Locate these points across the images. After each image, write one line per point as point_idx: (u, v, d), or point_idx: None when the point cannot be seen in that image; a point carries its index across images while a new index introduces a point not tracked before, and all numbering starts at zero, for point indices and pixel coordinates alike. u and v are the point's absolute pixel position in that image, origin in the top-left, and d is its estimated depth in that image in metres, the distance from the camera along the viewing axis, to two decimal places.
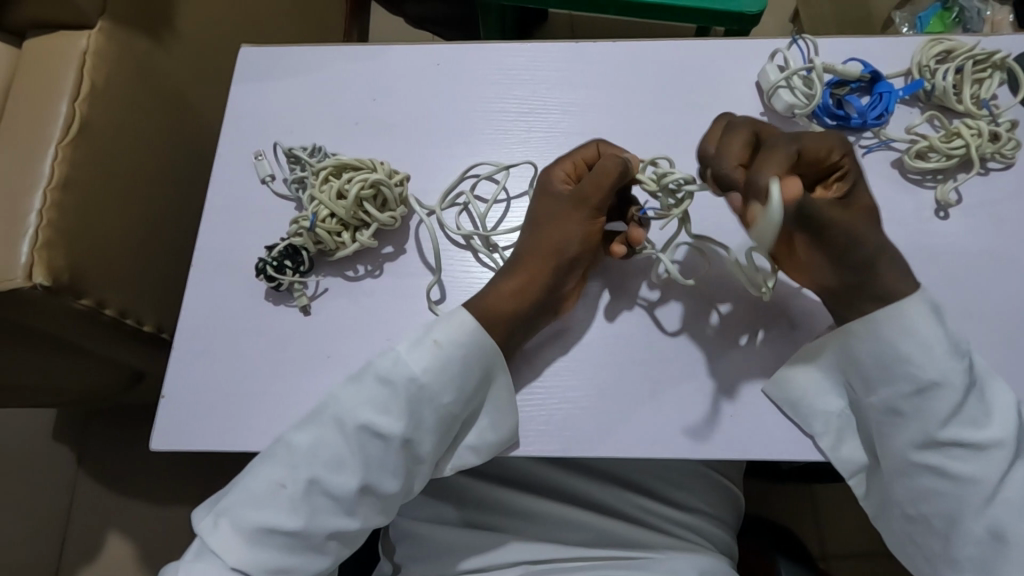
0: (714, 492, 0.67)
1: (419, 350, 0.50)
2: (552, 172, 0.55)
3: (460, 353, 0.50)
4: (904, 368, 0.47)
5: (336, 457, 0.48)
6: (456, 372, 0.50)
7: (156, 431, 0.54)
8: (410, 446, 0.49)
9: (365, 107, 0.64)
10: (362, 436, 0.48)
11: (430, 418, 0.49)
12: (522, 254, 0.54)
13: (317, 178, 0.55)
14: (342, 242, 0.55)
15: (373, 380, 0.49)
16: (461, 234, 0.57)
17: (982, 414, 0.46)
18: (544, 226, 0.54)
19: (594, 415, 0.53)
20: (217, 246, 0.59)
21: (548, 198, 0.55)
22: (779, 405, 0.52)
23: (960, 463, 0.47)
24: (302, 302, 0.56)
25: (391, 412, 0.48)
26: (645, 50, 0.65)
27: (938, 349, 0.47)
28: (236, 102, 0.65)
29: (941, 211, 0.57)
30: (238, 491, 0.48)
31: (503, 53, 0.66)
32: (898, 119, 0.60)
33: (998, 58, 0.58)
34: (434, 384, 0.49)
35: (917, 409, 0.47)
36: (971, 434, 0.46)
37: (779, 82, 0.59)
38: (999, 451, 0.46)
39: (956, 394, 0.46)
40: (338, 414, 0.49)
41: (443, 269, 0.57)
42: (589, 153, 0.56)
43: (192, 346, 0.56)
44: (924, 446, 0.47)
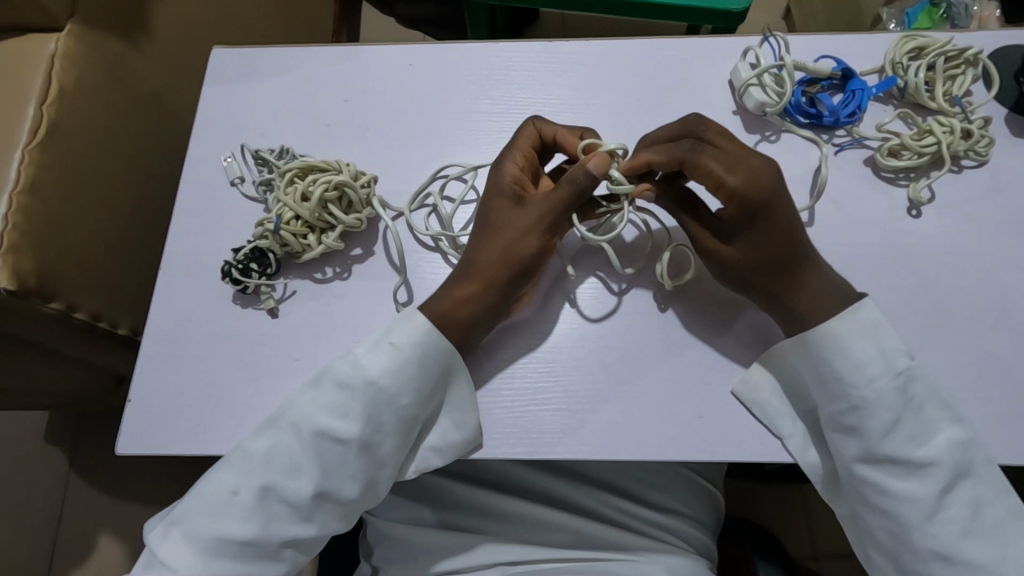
0: (693, 492, 0.66)
1: (376, 353, 0.50)
2: (505, 168, 0.54)
3: (418, 357, 0.50)
4: (839, 385, 0.48)
5: (292, 462, 0.48)
6: (415, 375, 0.50)
7: (122, 436, 0.53)
8: (369, 451, 0.49)
9: (337, 108, 0.64)
10: (319, 442, 0.48)
11: (388, 422, 0.49)
12: (473, 257, 0.53)
13: (282, 180, 0.55)
14: (308, 245, 0.54)
15: (330, 385, 0.49)
16: (430, 235, 0.57)
17: (919, 433, 0.46)
18: (494, 229, 0.53)
19: (561, 416, 0.52)
20: (186, 248, 0.59)
21: (502, 195, 0.53)
22: (747, 405, 0.51)
23: (899, 479, 0.47)
24: (269, 305, 0.55)
25: (348, 416, 0.48)
26: (618, 48, 0.65)
27: (871, 367, 0.47)
28: (207, 103, 0.65)
29: (913, 210, 0.56)
30: (193, 499, 0.48)
31: (476, 52, 0.66)
32: (871, 116, 0.59)
33: (971, 54, 0.58)
34: (392, 387, 0.49)
35: (856, 424, 0.47)
36: (908, 451, 0.46)
37: (750, 80, 0.59)
38: (935, 471, 0.46)
39: (889, 411, 0.46)
40: (295, 420, 0.49)
41: (411, 271, 0.57)
42: (532, 141, 0.55)
43: (159, 349, 0.56)
44: (864, 460, 0.47)
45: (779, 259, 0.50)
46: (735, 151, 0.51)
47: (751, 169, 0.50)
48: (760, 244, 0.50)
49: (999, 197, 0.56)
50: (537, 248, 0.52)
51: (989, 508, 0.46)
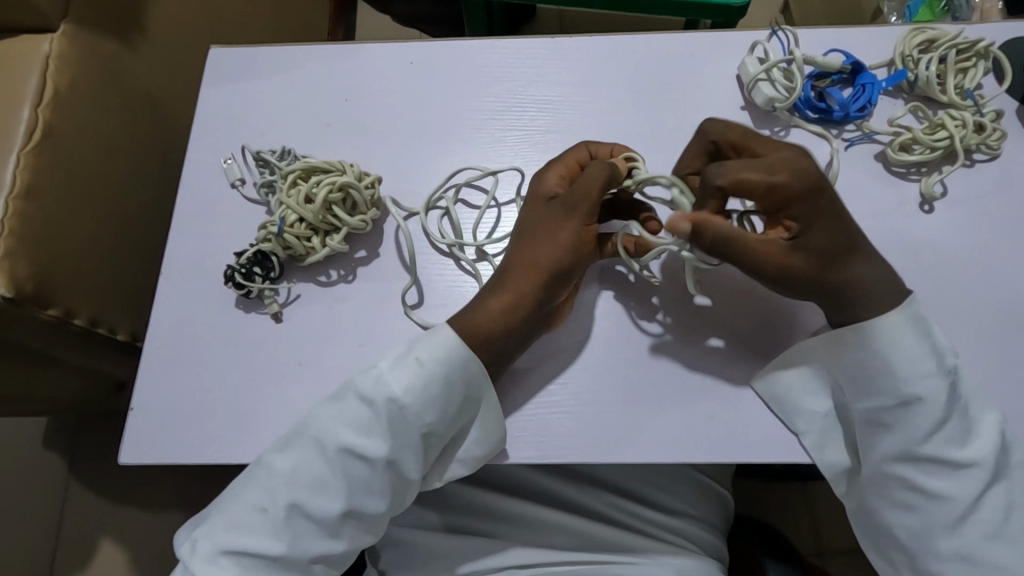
0: (701, 494, 0.66)
1: (402, 370, 0.49)
2: (544, 180, 0.54)
3: (445, 375, 0.49)
4: (889, 380, 0.47)
5: (318, 479, 0.47)
6: (440, 393, 0.49)
7: (124, 446, 0.52)
8: (395, 467, 0.48)
9: (338, 108, 0.63)
10: (344, 458, 0.47)
11: (413, 439, 0.48)
12: (507, 266, 0.52)
13: (285, 182, 0.54)
14: (312, 248, 0.53)
15: (354, 399, 0.48)
16: (445, 242, 0.56)
17: (962, 434, 0.46)
18: (529, 239, 0.52)
19: (572, 420, 0.52)
20: (186, 252, 0.58)
21: (540, 204, 0.53)
22: (766, 401, 0.51)
23: (934, 478, 0.46)
24: (272, 309, 0.54)
25: (372, 433, 0.48)
26: (623, 44, 0.64)
27: (923, 364, 0.47)
28: (205, 104, 0.64)
29: (925, 205, 0.56)
30: (219, 515, 0.47)
31: (479, 49, 0.65)
32: (881, 111, 0.58)
33: (982, 47, 0.57)
34: (417, 406, 0.48)
35: (900, 420, 0.47)
36: (950, 451, 0.46)
37: (759, 75, 0.58)
38: (975, 471, 0.45)
39: (937, 409, 0.46)
40: (317, 435, 0.48)
41: (421, 271, 0.56)
42: (580, 155, 0.54)
43: (161, 356, 0.55)
44: (900, 457, 0.47)
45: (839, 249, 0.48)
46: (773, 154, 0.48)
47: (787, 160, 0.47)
48: (820, 235, 0.48)
49: (1011, 192, 0.56)
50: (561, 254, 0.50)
51: (1023, 513, 0.45)
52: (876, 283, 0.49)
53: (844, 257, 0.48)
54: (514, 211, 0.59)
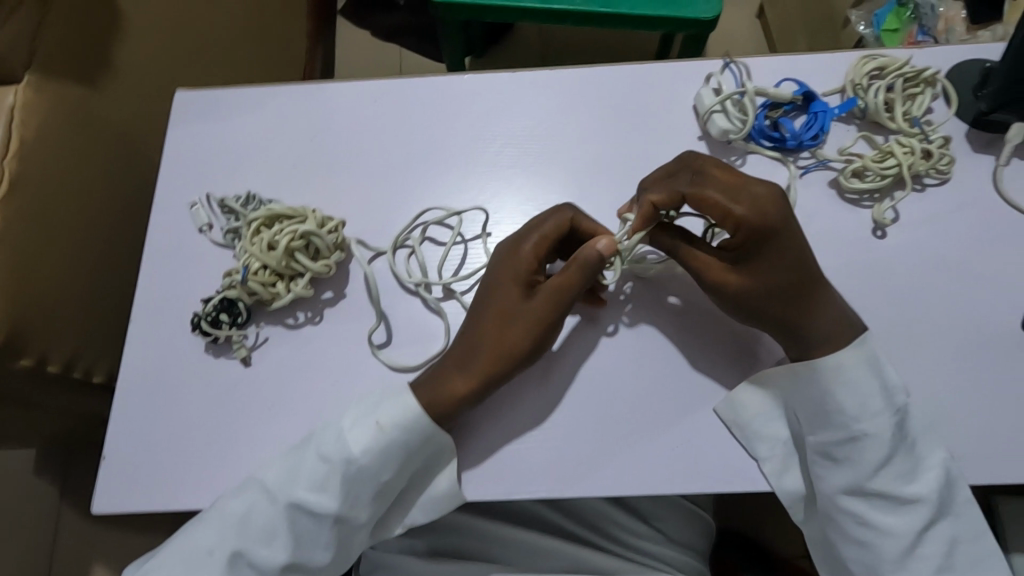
0: (681, 517, 0.66)
1: (362, 431, 0.50)
2: (522, 248, 0.54)
3: (402, 439, 0.50)
4: (840, 417, 0.49)
5: (267, 529, 0.49)
6: (396, 456, 0.50)
7: (96, 496, 0.53)
8: (343, 521, 0.50)
9: (303, 148, 0.64)
10: (293, 512, 0.49)
11: (364, 496, 0.50)
12: (476, 338, 0.52)
13: (248, 230, 0.55)
14: (276, 293, 0.54)
15: (313, 456, 0.50)
16: (413, 280, 0.57)
17: (909, 471, 0.48)
18: (500, 313, 0.52)
19: (541, 454, 0.52)
20: (154, 298, 0.59)
21: (517, 278, 0.53)
22: (728, 425, 0.52)
23: (882, 512, 0.49)
24: (241, 354, 0.55)
25: (325, 490, 0.49)
26: (582, 77, 0.65)
27: (873, 403, 0.49)
28: (172, 147, 0.64)
29: (878, 231, 0.57)
30: (170, 552, 0.50)
31: (441, 84, 0.66)
32: (834, 138, 0.60)
33: (928, 75, 0.59)
34: (372, 466, 0.50)
35: (849, 455, 0.49)
36: (896, 487, 0.48)
37: (714, 107, 0.59)
38: (920, 506, 0.48)
39: (884, 447, 0.48)
40: (271, 487, 0.49)
41: (388, 313, 0.57)
42: (561, 226, 0.54)
43: (132, 403, 0.55)
44: (850, 492, 0.49)
45: (791, 283, 0.50)
46: (736, 184, 0.51)
47: (754, 196, 0.50)
48: (770, 269, 0.50)
49: (961, 215, 0.57)
50: (541, 329, 0.51)
51: (964, 546, 0.48)
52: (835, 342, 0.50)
53: (797, 292, 0.50)
54: (481, 249, 0.60)
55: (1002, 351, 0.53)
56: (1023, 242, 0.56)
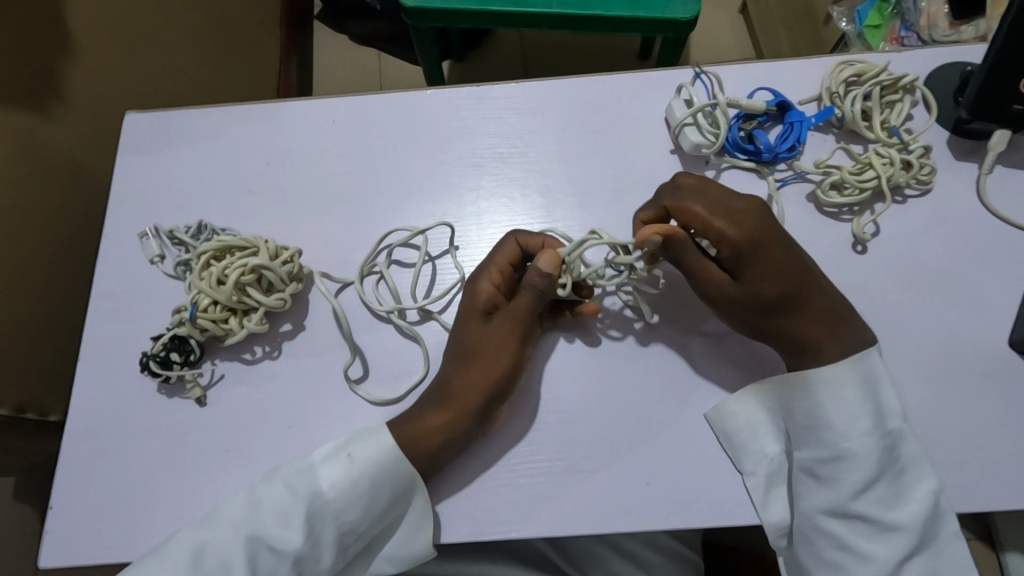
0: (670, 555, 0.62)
1: (332, 463, 0.48)
2: (478, 285, 0.51)
3: (372, 475, 0.48)
4: (828, 434, 0.47)
5: (222, 568, 0.46)
6: (367, 491, 0.48)
7: (43, 547, 0.50)
8: (305, 564, 0.47)
9: (260, 172, 0.61)
10: (254, 546, 0.46)
11: (330, 536, 0.47)
12: (449, 379, 0.50)
13: (197, 264, 0.52)
14: (229, 329, 0.52)
15: (281, 487, 0.47)
16: (384, 309, 0.54)
17: (892, 496, 0.46)
18: (468, 351, 0.50)
19: (510, 492, 0.49)
20: (105, 334, 0.56)
21: (478, 313, 0.51)
22: (718, 434, 0.50)
23: (861, 538, 0.46)
24: (195, 393, 0.53)
25: (291, 525, 0.46)
26: (548, 90, 0.62)
27: (862, 421, 0.47)
28: (123, 174, 0.62)
29: (858, 246, 0.55)
30: None
31: (402, 101, 0.63)
32: (811, 150, 0.58)
33: (907, 82, 0.56)
34: (340, 501, 0.47)
35: (833, 474, 0.47)
36: (878, 512, 0.46)
37: (685, 120, 0.56)
38: (900, 536, 0.45)
39: (870, 469, 0.46)
40: (234, 523, 0.47)
41: (359, 343, 0.54)
42: (511, 254, 0.52)
43: (80, 448, 0.53)
44: (830, 513, 0.47)
45: (789, 299, 0.47)
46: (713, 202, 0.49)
47: (732, 213, 0.48)
48: (766, 285, 0.47)
49: (944, 227, 0.55)
50: (507, 361, 0.49)
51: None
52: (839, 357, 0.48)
53: (794, 306, 0.48)
54: (450, 263, 0.57)
55: (989, 369, 0.51)
56: (1007, 254, 0.54)
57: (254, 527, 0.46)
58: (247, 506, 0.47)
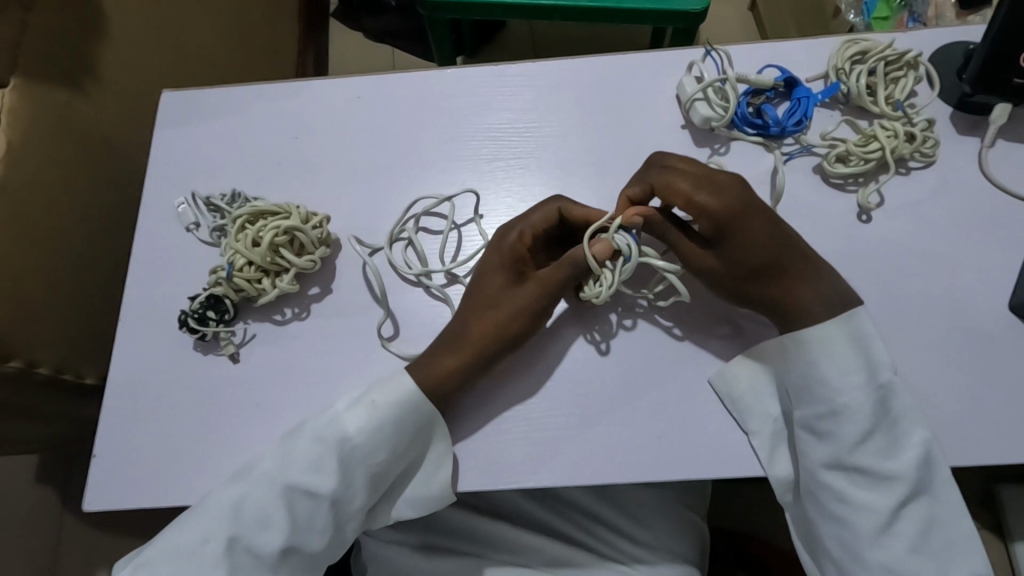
0: (672, 523, 0.64)
1: (357, 411, 0.50)
2: (508, 236, 0.54)
3: (395, 419, 0.50)
4: (824, 390, 0.49)
5: (262, 515, 0.48)
6: (391, 435, 0.50)
7: (89, 492, 0.53)
8: (340, 506, 0.50)
9: (287, 146, 0.64)
10: (290, 494, 0.49)
11: (360, 477, 0.50)
12: (463, 328, 0.52)
13: (232, 227, 0.55)
14: (262, 289, 0.55)
15: (309, 439, 0.50)
16: (414, 272, 0.57)
17: (889, 446, 0.48)
18: (482, 302, 0.53)
19: (528, 445, 0.52)
20: (142, 298, 0.59)
21: (505, 263, 0.53)
22: (721, 397, 0.52)
23: (862, 488, 0.48)
24: (229, 350, 0.56)
25: (323, 471, 0.49)
26: (563, 68, 0.65)
27: (855, 376, 0.48)
28: (157, 149, 0.65)
29: (863, 215, 0.57)
30: (163, 543, 0.49)
31: (423, 79, 0.66)
32: (817, 123, 0.60)
33: (911, 57, 0.58)
34: (367, 444, 0.50)
35: (831, 429, 0.49)
36: (876, 462, 0.48)
37: (696, 95, 0.59)
38: (898, 483, 0.47)
39: (865, 421, 0.48)
40: (270, 472, 0.49)
41: (392, 302, 0.57)
42: (547, 216, 0.54)
43: (120, 402, 0.56)
44: (832, 466, 0.49)
45: (769, 262, 0.50)
46: (703, 174, 0.52)
47: (720, 187, 0.51)
48: (745, 247, 0.50)
49: (946, 198, 0.57)
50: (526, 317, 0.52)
51: (942, 528, 0.47)
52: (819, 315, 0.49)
53: (774, 269, 0.50)
54: (475, 231, 0.60)
55: (989, 332, 0.53)
56: (1007, 223, 0.56)
57: (287, 473, 0.49)
58: (279, 456, 0.50)
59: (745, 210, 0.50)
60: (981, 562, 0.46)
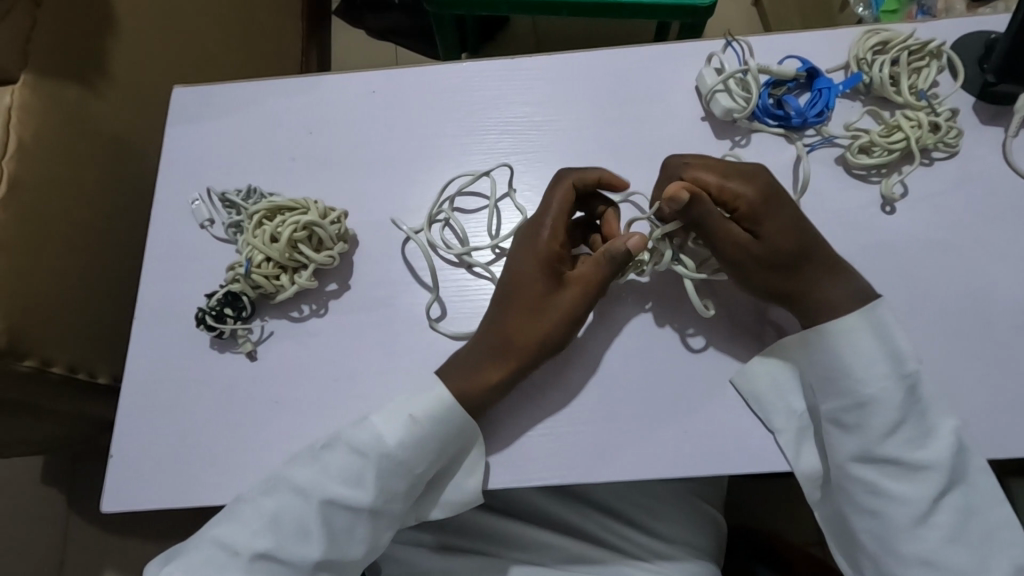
0: (692, 519, 0.64)
1: (394, 423, 0.50)
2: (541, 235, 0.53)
3: (436, 430, 0.50)
4: (848, 382, 0.48)
5: (301, 528, 0.48)
6: (433, 448, 0.50)
7: (106, 494, 0.53)
8: (378, 516, 0.49)
9: (302, 141, 0.63)
10: (328, 508, 0.48)
11: (399, 487, 0.49)
12: (500, 340, 0.51)
13: (250, 223, 0.55)
14: (280, 285, 0.55)
15: (344, 450, 0.49)
16: (454, 252, 0.57)
17: (919, 437, 0.47)
18: (520, 309, 0.52)
19: (552, 442, 0.51)
20: (156, 296, 0.59)
21: (541, 260, 0.52)
22: (744, 395, 0.51)
23: (894, 480, 0.48)
24: (246, 348, 0.55)
25: (362, 484, 0.48)
26: (581, 60, 0.64)
27: (880, 367, 0.48)
28: (170, 145, 0.64)
29: (886, 207, 0.56)
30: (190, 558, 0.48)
31: (439, 73, 0.65)
32: (838, 114, 0.59)
33: (933, 47, 0.58)
34: (408, 458, 0.49)
35: (860, 422, 0.48)
36: (907, 453, 0.47)
37: (716, 86, 0.59)
38: (932, 474, 0.46)
39: (892, 412, 0.47)
40: (303, 487, 0.48)
41: (440, 287, 0.57)
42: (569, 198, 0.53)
43: (136, 402, 0.55)
44: (861, 459, 0.48)
45: (802, 247, 0.50)
46: (720, 166, 0.52)
47: (746, 173, 0.51)
48: (778, 234, 0.50)
49: (971, 188, 0.56)
50: (572, 315, 0.51)
51: (978, 518, 0.47)
52: (853, 305, 0.49)
53: (802, 259, 0.50)
54: (511, 207, 0.60)
55: (1015, 324, 0.52)
56: None
57: (311, 472, 0.49)
58: (312, 472, 0.49)
59: (770, 196, 0.50)
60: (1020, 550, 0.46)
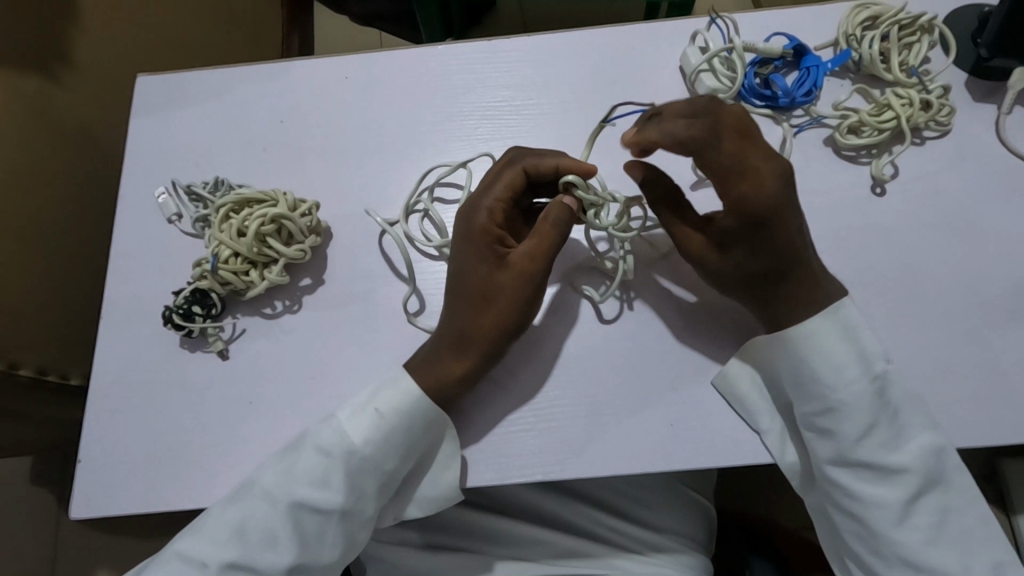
0: (684, 510, 0.63)
1: (360, 419, 0.48)
2: (479, 225, 0.50)
3: (403, 424, 0.48)
4: (817, 385, 0.47)
5: (268, 533, 0.46)
6: (402, 442, 0.48)
7: (74, 499, 0.51)
8: (350, 517, 0.48)
9: (273, 130, 0.61)
10: (296, 512, 0.47)
11: (371, 485, 0.48)
12: (458, 331, 0.49)
13: (216, 216, 0.53)
14: (250, 281, 0.53)
15: (311, 452, 0.47)
16: (433, 245, 0.55)
17: (892, 440, 0.45)
18: (470, 306, 0.49)
19: (535, 437, 0.50)
20: (123, 293, 0.56)
21: (484, 257, 0.50)
22: (724, 397, 0.50)
23: (870, 483, 0.46)
24: (217, 347, 0.53)
25: (329, 486, 0.47)
26: (562, 41, 0.62)
27: (849, 370, 0.46)
28: (135, 136, 0.62)
29: (877, 187, 0.54)
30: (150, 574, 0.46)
31: (415, 56, 0.62)
32: (827, 93, 0.57)
33: (925, 21, 0.56)
34: (377, 455, 0.48)
35: (832, 426, 0.46)
36: (882, 457, 0.45)
37: (701, 66, 0.57)
38: (907, 477, 0.45)
39: (864, 415, 0.45)
40: (270, 490, 0.47)
41: (418, 279, 0.55)
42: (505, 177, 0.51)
43: (103, 406, 0.53)
44: (837, 463, 0.47)
45: (778, 259, 0.47)
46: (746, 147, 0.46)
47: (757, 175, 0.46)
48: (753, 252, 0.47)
49: (963, 168, 0.55)
50: (520, 296, 0.49)
51: (957, 517, 0.45)
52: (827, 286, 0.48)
53: (775, 276, 0.47)
54: None
55: (1008, 306, 0.51)
56: None
57: (284, 477, 0.47)
58: (279, 472, 0.47)
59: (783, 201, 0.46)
60: (999, 548, 0.45)
